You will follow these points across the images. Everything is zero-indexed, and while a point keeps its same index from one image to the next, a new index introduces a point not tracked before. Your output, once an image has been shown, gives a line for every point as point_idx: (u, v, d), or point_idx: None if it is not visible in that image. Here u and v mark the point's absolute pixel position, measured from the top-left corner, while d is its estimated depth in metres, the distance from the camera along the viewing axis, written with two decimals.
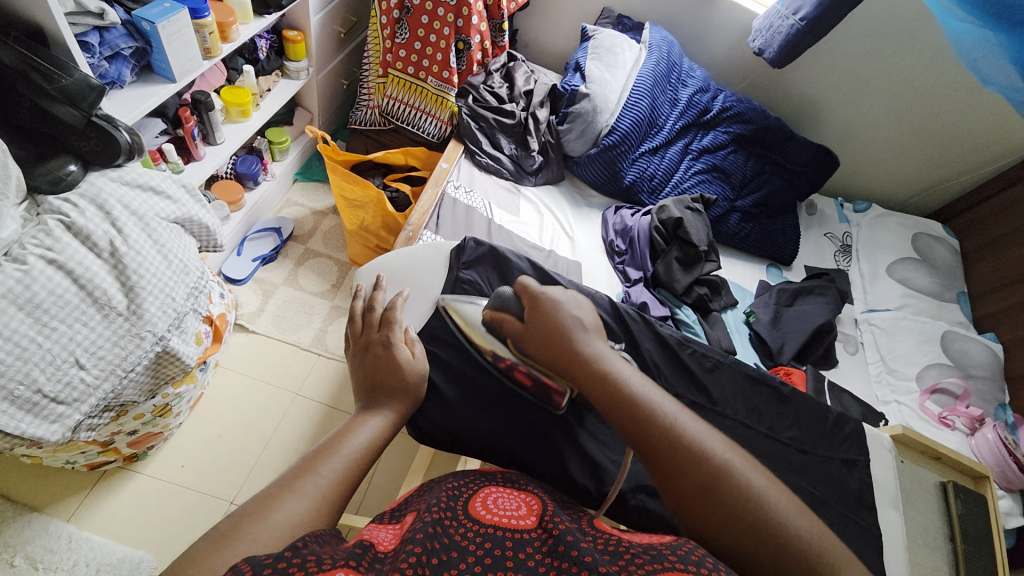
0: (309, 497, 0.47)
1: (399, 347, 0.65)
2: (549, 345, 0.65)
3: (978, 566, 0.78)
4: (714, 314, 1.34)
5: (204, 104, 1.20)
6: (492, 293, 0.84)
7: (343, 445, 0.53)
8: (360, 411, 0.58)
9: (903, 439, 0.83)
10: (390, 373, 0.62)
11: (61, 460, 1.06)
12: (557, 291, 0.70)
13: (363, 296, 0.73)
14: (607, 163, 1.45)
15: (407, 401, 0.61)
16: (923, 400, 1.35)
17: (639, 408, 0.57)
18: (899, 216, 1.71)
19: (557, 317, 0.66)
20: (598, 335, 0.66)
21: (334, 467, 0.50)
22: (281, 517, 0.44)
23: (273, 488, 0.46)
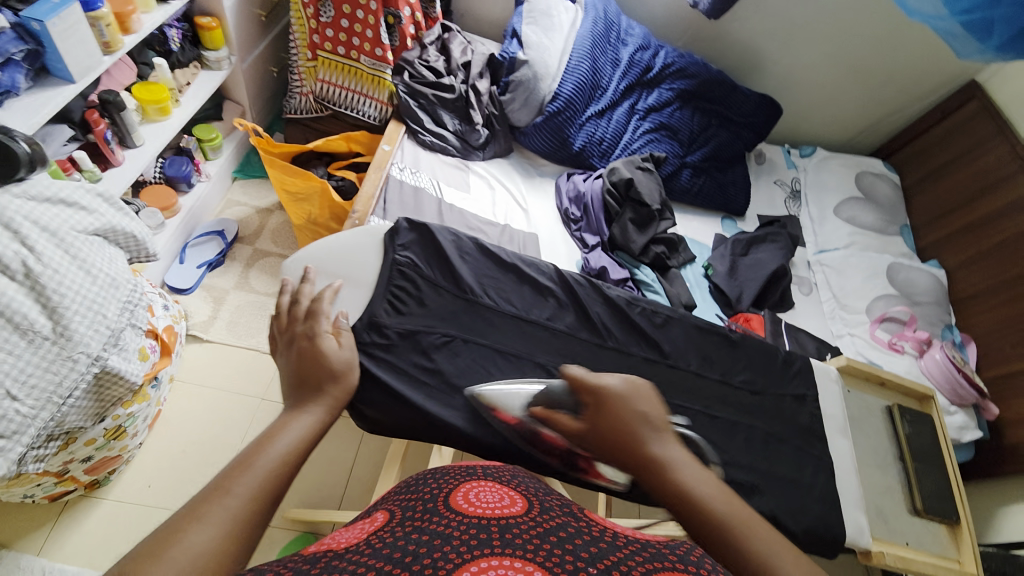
0: (217, 524, 0.41)
1: (326, 339, 0.62)
2: (619, 455, 0.55)
3: (930, 479, 0.83)
4: (673, 271, 1.37)
5: (114, 104, 1.11)
6: (434, 280, 0.75)
7: (259, 458, 0.47)
8: (284, 411, 0.54)
9: (851, 370, 0.86)
10: (315, 366, 0.58)
11: (16, 496, 1.00)
12: (615, 380, 0.59)
13: (286, 291, 0.66)
14: (555, 130, 1.42)
15: (336, 394, 0.58)
16: (873, 329, 1.41)
17: (733, 537, 0.50)
18: (842, 157, 1.76)
19: (622, 418, 0.56)
20: (667, 433, 0.57)
21: (250, 483, 0.45)
22: (183, 552, 0.38)
23: (173, 522, 0.40)
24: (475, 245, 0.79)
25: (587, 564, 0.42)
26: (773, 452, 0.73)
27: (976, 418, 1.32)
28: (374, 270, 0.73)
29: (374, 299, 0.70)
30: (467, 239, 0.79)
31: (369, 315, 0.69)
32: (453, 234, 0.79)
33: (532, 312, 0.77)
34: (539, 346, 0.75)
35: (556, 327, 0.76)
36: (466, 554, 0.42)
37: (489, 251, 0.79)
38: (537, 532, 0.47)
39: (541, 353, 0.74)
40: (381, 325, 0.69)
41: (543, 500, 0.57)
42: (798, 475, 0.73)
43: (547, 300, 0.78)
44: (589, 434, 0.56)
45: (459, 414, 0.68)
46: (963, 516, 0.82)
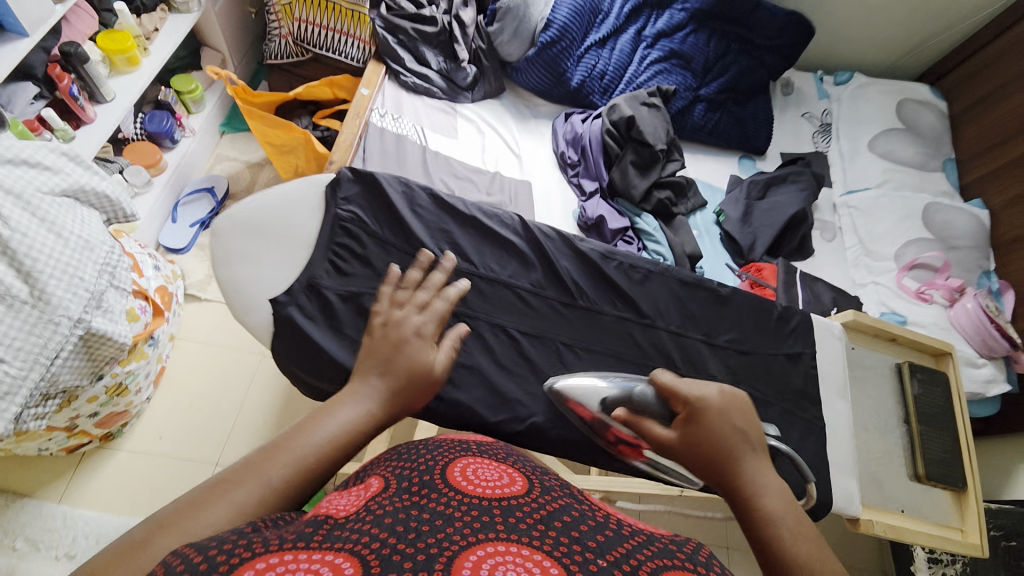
0: (239, 509, 0.40)
1: (430, 348, 0.57)
2: (710, 473, 0.51)
3: (937, 443, 0.77)
4: (678, 219, 1.27)
5: (76, 56, 1.04)
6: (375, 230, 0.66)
7: (300, 443, 0.45)
8: (347, 387, 0.51)
9: (859, 326, 0.79)
10: (409, 373, 0.53)
11: (34, 449, 1.05)
12: (712, 391, 0.55)
13: (442, 268, 0.64)
14: (550, 63, 1.29)
15: (414, 395, 0.53)
16: (900, 277, 1.30)
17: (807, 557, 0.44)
18: (881, 83, 1.55)
19: (715, 433, 0.52)
20: (764, 461, 0.53)
21: (284, 471, 0.43)
22: (200, 530, 0.38)
23: (201, 492, 0.40)
24: (429, 197, 0.70)
25: (598, 557, 0.40)
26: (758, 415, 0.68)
27: (1006, 371, 1.22)
28: (312, 227, 0.65)
29: (314, 257, 0.64)
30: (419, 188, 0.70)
31: (308, 275, 0.63)
32: (403, 183, 0.70)
33: (492, 270, 0.69)
34: (501, 306, 0.68)
35: (518, 286, 0.69)
36: (470, 538, 0.40)
37: (445, 202, 0.70)
38: (541, 515, 0.45)
39: (501, 313, 0.68)
40: (319, 287, 0.63)
41: (541, 479, 0.54)
42: (785, 441, 0.68)
43: (511, 257, 0.71)
44: (679, 443, 0.53)
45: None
46: (970, 483, 0.76)
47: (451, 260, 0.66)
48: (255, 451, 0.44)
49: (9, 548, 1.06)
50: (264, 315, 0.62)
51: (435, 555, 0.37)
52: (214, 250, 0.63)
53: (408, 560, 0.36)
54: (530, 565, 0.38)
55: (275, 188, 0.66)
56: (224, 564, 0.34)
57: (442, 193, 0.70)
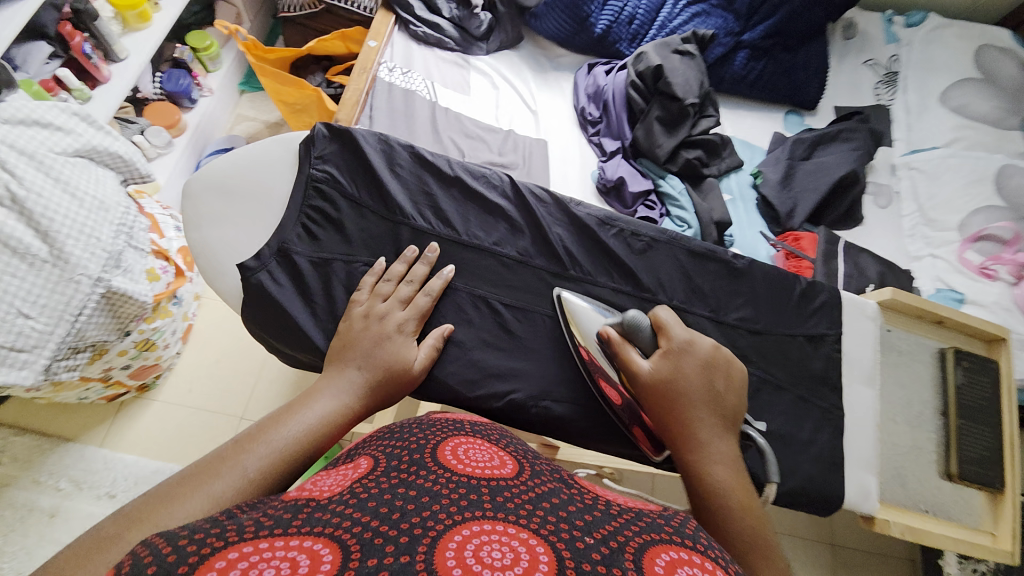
0: (213, 498, 0.40)
1: (409, 343, 0.57)
2: (674, 418, 0.52)
3: (975, 438, 0.69)
4: (708, 181, 1.16)
5: (87, 13, 1.04)
6: (353, 192, 0.63)
7: (274, 435, 0.46)
8: (321, 382, 0.53)
9: (899, 307, 0.70)
10: (387, 368, 0.54)
11: (75, 397, 1.13)
12: (704, 341, 0.56)
13: (426, 259, 0.61)
14: (570, 8, 1.18)
15: (390, 386, 0.54)
16: (962, 250, 1.15)
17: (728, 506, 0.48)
18: (961, 25, 1.35)
19: (689, 378, 0.53)
20: (729, 425, 0.54)
21: (259, 462, 0.44)
22: (173, 519, 0.37)
23: (173, 484, 0.40)
24: (410, 155, 0.66)
25: (585, 534, 0.37)
26: (766, 401, 0.62)
27: None
28: (285, 188, 0.62)
29: (286, 220, 0.61)
30: (404, 146, 0.66)
31: (279, 239, 0.60)
32: (382, 140, 0.65)
33: (475, 236, 0.65)
34: (484, 276, 0.64)
35: (502, 254, 0.64)
36: (456, 516, 0.37)
37: (426, 161, 0.66)
38: (530, 495, 0.42)
39: (481, 284, 0.64)
40: (290, 253, 0.60)
41: (533, 462, 0.51)
42: (795, 431, 0.62)
43: (497, 222, 0.66)
44: (651, 376, 0.53)
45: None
46: (1010, 486, 0.69)
47: (436, 249, 0.62)
48: (228, 445, 0.45)
49: (56, 487, 1.16)
50: (233, 280, 0.61)
51: (419, 537, 0.34)
52: (185, 215, 0.61)
53: (390, 544, 0.33)
54: (516, 544, 0.35)
55: (245, 148, 0.63)
56: (191, 558, 0.31)
57: (422, 150, 0.65)
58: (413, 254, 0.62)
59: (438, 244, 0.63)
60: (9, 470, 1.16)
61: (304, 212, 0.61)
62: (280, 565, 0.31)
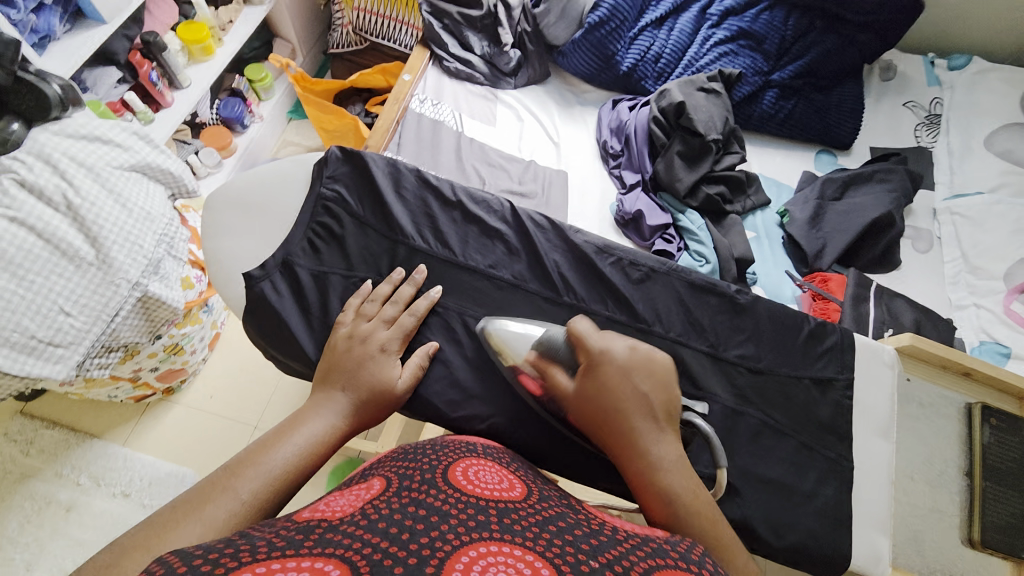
0: (208, 523, 0.41)
1: (393, 364, 0.58)
2: (605, 434, 0.51)
3: (1008, 506, 0.62)
4: (730, 218, 1.14)
5: (155, 45, 1.16)
6: (359, 208, 0.66)
7: (266, 458, 0.47)
8: (311, 405, 0.54)
9: (922, 355, 0.65)
10: (374, 389, 0.55)
11: (106, 395, 1.20)
12: (619, 346, 0.54)
13: (413, 281, 0.63)
14: (596, 47, 1.22)
15: (378, 411, 0.56)
16: (1008, 301, 1.07)
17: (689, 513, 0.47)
18: (1008, 69, 1.30)
19: (609, 391, 0.51)
20: (668, 425, 0.51)
21: (252, 484, 0.45)
22: (169, 545, 0.38)
23: (169, 513, 0.40)
24: (416, 179, 0.69)
25: (590, 558, 0.37)
26: (765, 447, 0.59)
27: None
28: (298, 204, 0.66)
29: (291, 235, 0.64)
30: (413, 170, 0.69)
31: (284, 252, 0.64)
32: (391, 163, 0.69)
33: (472, 259, 0.66)
34: (479, 298, 0.65)
35: (500, 277, 0.65)
36: (463, 539, 0.37)
37: (431, 184, 0.69)
38: (536, 519, 0.42)
39: (474, 306, 0.64)
40: (294, 266, 0.63)
41: (541, 487, 0.51)
42: (797, 481, 0.58)
43: (496, 244, 0.67)
44: (577, 395, 0.52)
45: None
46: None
47: (423, 271, 0.64)
48: (219, 470, 0.46)
49: (76, 481, 1.21)
50: (240, 287, 0.64)
51: (427, 558, 0.34)
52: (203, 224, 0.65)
53: (400, 564, 0.33)
54: (521, 566, 0.35)
55: (264, 165, 0.67)
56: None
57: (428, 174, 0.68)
58: (400, 276, 0.64)
59: (426, 265, 0.65)
60: (38, 460, 1.22)
61: (313, 228, 0.65)
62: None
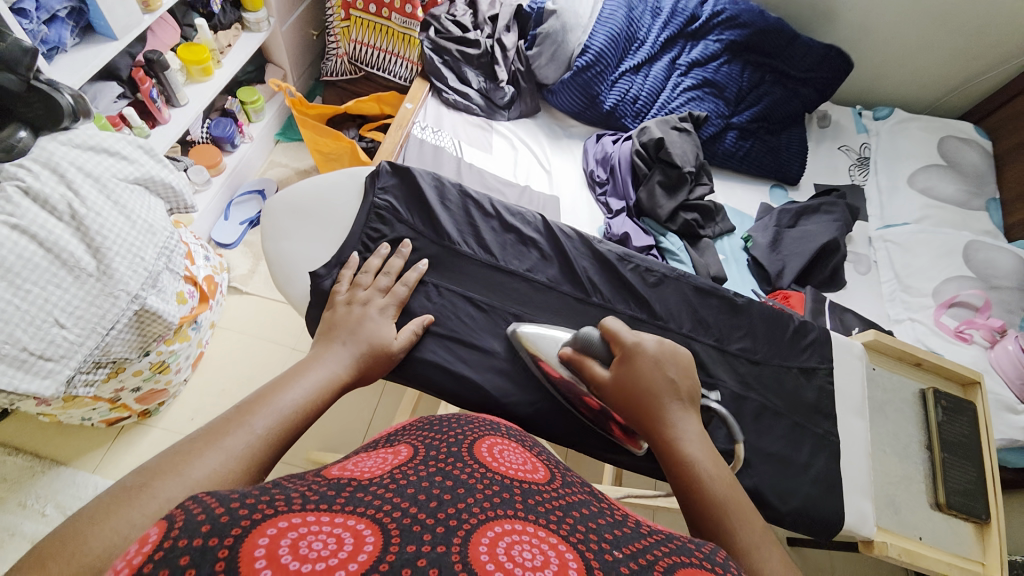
0: (228, 453, 0.46)
1: (389, 327, 0.64)
2: (641, 415, 0.57)
3: (962, 477, 0.73)
4: (704, 241, 1.27)
5: (158, 63, 1.17)
6: (416, 220, 0.73)
7: (275, 401, 0.53)
8: (311, 354, 0.60)
9: (881, 348, 0.78)
10: (371, 345, 0.62)
11: (77, 417, 1.13)
12: (649, 339, 0.61)
13: (400, 254, 0.70)
14: (583, 87, 1.35)
15: (375, 365, 0.62)
16: (938, 314, 1.24)
17: (710, 482, 0.53)
18: (924, 120, 1.53)
19: (644, 376, 0.58)
20: (691, 407, 0.59)
21: (266, 421, 0.51)
22: (194, 469, 0.44)
23: (191, 441, 0.46)
24: (459, 192, 0.76)
25: (613, 548, 0.38)
26: (766, 425, 0.68)
27: None
28: (353, 211, 0.73)
29: (348, 242, 0.70)
30: (453, 185, 0.77)
31: (340, 257, 0.69)
32: (436, 178, 0.76)
33: (512, 263, 0.74)
34: (516, 297, 0.72)
35: (536, 280, 0.73)
36: (489, 512, 0.38)
37: (472, 197, 0.76)
38: (559, 503, 0.43)
39: (511, 304, 0.71)
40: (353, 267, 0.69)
41: (564, 473, 0.53)
42: (794, 454, 0.67)
43: (530, 250, 0.75)
44: (613, 382, 0.59)
45: (432, 353, 0.67)
46: (994, 516, 0.73)
47: (408, 245, 0.70)
48: (233, 410, 0.51)
49: (40, 512, 1.12)
50: (302, 286, 0.70)
51: (454, 528, 0.35)
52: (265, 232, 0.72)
53: (428, 533, 0.35)
54: (546, 548, 0.36)
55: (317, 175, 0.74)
56: (244, 521, 0.32)
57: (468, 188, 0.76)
58: (388, 251, 0.70)
59: (409, 240, 0.71)
60: None
61: (372, 234, 0.71)
62: (327, 539, 0.32)
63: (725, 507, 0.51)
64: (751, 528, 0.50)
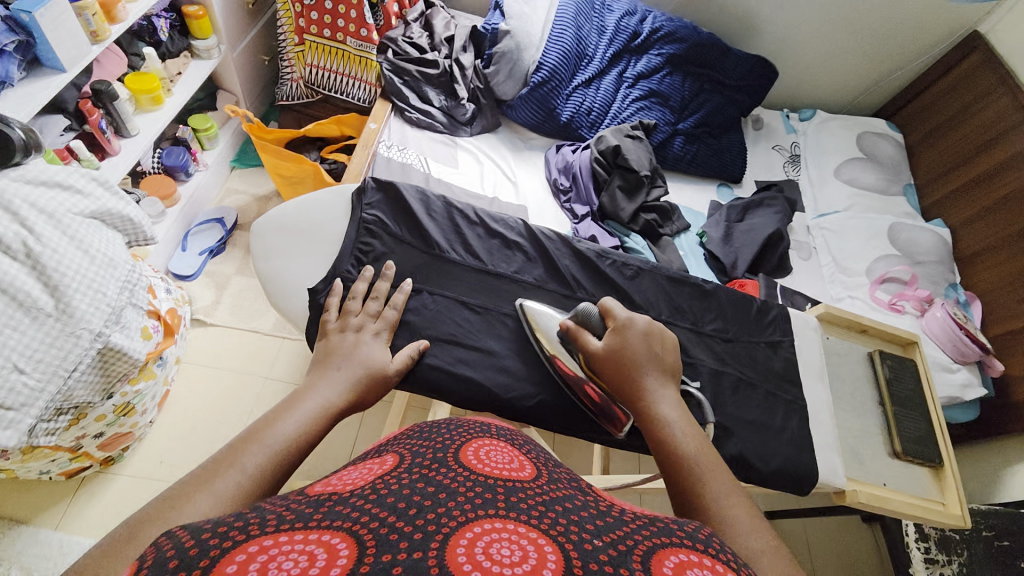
0: (221, 493, 0.43)
1: (382, 352, 0.65)
2: (623, 383, 0.62)
3: (915, 427, 0.82)
4: (665, 239, 1.36)
5: (107, 94, 1.14)
6: (408, 234, 0.77)
7: (268, 435, 0.50)
8: (301, 386, 0.58)
9: (831, 318, 0.87)
10: (364, 369, 0.62)
11: (34, 471, 1.05)
12: (639, 318, 0.67)
13: (386, 277, 0.71)
14: (541, 101, 1.42)
15: (367, 388, 0.61)
16: (873, 290, 1.38)
17: (682, 443, 0.55)
18: (843, 119, 1.71)
19: (632, 348, 0.63)
20: (671, 380, 0.63)
21: (258, 458, 0.47)
22: (186, 515, 0.40)
23: (182, 486, 0.42)
24: (443, 203, 0.80)
25: (594, 537, 0.35)
26: (744, 396, 0.75)
27: (980, 376, 1.28)
28: (342, 227, 0.76)
29: (340, 258, 0.73)
30: (437, 197, 0.81)
31: (335, 273, 0.72)
32: (420, 192, 0.80)
33: (500, 266, 0.78)
34: (507, 298, 0.76)
35: (524, 280, 0.78)
36: (469, 513, 0.35)
37: (456, 207, 0.81)
38: (544, 498, 0.40)
39: (504, 304, 0.76)
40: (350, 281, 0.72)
41: (551, 469, 0.49)
42: (770, 419, 0.74)
43: (516, 253, 0.80)
44: (605, 351, 0.64)
45: (432, 357, 0.70)
46: (947, 460, 0.81)
47: (391, 268, 0.72)
48: (223, 451, 0.47)
49: None
50: (301, 301, 0.73)
51: (433, 533, 0.33)
52: (257, 254, 0.75)
53: (406, 539, 0.32)
54: (524, 543, 0.33)
55: (303, 196, 0.77)
56: (215, 550, 0.30)
57: (454, 200, 0.80)
58: (372, 275, 0.72)
59: (393, 263, 0.74)
60: None
61: (363, 249, 0.74)
62: (299, 558, 0.30)
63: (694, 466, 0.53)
64: (719, 482, 0.51)
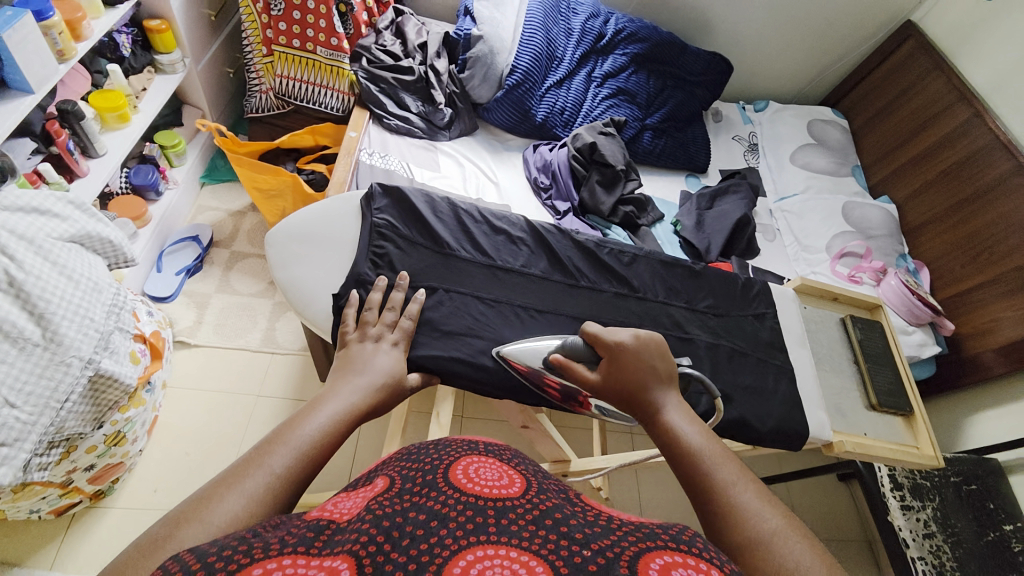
0: (250, 495, 0.42)
1: (393, 359, 0.65)
2: (630, 402, 0.62)
3: (885, 382, 0.91)
4: (643, 229, 1.42)
5: (73, 113, 1.10)
6: (423, 237, 0.79)
7: (296, 435, 0.49)
8: (322, 388, 0.57)
9: (805, 289, 0.96)
10: (382, 376, 0.61)
11: (23, 511, 1.01)
12: (626, 336, 0.66)
13: (400, 287, 0.73)
14: (515, 103, 1.47)
15: (384, 391, 0.60)
16: (834, 265, 1.49)
17: (699, 452, 0.55)
18: (794, 108, 1.83)
19: (629, 370, 0.63)
20: (672, 385, 0.64)
21: (286, 459, 0.46)
22: (217, 516, 0.40)
23: (212, 485, 0.42)
24: (448, 205, 0.84)
25: (585, 550, 0.35)
26: (737, 364, 0.81)
27: (933, 335, 1.41)
28: (355, 231, 0.79)
29: (357, 259, 0.75)
30: (442, 198, 0.84)
31: (354, 275, 0.74)
32: (425, 196, 0.84)
33: (507, 261, 0.82)
34: (516, 289, 0.80)
35: (530, 272, 0.82)
36: (460, 542, 0.35)
37: (461, 208, 0.84)
38: (535, 512, 0.38)
39: (514, 296, 0.79)
40: (368, 282, 0.74)
41: (542, 478, 0.45)
42: (763, 383, 0.80)
43: (520, 248, 0.84)
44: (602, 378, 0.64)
45: (450, 350, 0.72)
46: (917, 408, 0.90)
47: (406, 278, 0.74)
48: (252, 449, 0.47)
49: None
50: (321, 306, 0.74)
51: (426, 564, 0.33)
52: (271, 261, 0.76)
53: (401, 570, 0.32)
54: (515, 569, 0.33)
55: (313, 204, 0.80)
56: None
57: (458, 199, 0.84)
58: (386, 285, 0.73)
59: (406, 272, 0.75)
60: None
61: (381, 252, 0.76)
62: None
63: (717, 472, 0.53)
64: (745, 484, 0.52)
